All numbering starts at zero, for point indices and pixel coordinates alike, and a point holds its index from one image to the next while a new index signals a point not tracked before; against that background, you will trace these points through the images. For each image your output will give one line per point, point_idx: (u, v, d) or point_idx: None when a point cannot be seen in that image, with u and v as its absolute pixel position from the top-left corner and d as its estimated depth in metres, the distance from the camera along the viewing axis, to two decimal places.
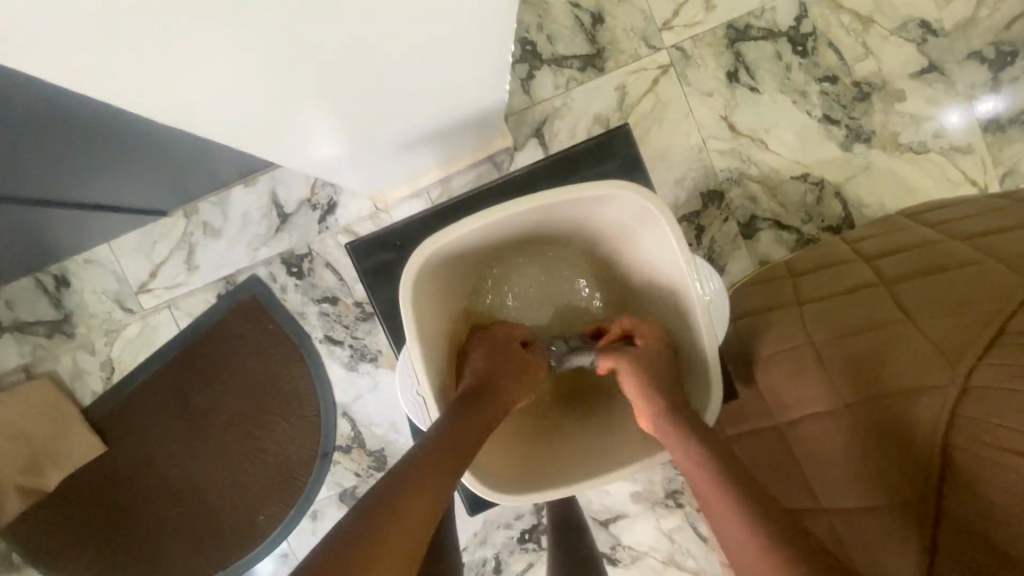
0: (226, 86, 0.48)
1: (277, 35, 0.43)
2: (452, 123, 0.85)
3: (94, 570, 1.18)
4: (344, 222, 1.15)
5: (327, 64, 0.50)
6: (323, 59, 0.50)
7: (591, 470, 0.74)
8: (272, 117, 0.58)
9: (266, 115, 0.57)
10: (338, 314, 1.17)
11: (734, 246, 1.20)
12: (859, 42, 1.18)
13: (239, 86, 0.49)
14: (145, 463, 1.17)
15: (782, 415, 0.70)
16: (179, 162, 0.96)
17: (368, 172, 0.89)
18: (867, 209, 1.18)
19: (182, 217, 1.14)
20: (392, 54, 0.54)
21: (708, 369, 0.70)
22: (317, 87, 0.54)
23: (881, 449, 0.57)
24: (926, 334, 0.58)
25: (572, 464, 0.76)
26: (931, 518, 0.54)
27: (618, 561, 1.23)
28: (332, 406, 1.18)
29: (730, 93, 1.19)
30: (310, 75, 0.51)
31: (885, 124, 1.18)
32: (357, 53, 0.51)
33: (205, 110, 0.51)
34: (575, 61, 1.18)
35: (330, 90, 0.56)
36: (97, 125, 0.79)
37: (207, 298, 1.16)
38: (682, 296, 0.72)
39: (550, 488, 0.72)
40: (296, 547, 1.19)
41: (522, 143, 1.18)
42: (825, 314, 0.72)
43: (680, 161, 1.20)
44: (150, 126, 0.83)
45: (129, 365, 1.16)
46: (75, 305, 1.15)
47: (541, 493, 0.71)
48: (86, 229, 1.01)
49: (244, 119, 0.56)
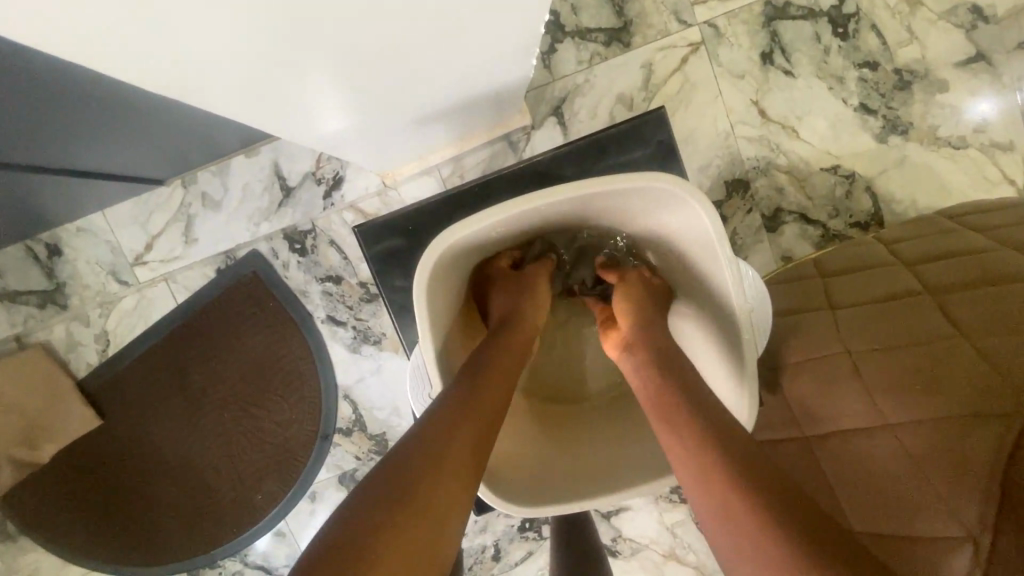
0: (234, 77, 0.46)
1: (284, 27, 0.41)
2: (471, 99, 0.79)
3: (90, 543, 1.17)
4: (350, 198, 1.10)
5: (334, 61, 0.49)
6: (334, 53, 0.48)
7: (622, 476, 0.71)
8: (278, 104, 0.56)
9: (272, 103, 0.55)
10: (342, 294, 1.12)
11: (757, 239, 1.15)
12: (903, 26, 1.10)
13: (248, 78, 0.47)
14: (141, 438, 1.14)
15: (812, 428, 0.68)
16: (178, 132, 0.90)
17: (380, 148, 0.84)
18: (898, 206, 1.12)
19: (181, 186, 1.09)
20: (402, 45, 0.52)
21: (743, 382, 0.66)
22: (327, 77, 0.53)
23: (926, 476, 0.55)
24: (984, 356, 0.55)
25: (599, 471, 0.73)
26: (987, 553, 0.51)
27: (618, 553, 1.22)
28: (333, 388, 1.15)
29: (762, 77, 1.12)
30: (314, 71, 0.50)
31: (924, 117, 1.11)
32: (364, 47, 0.49)
33: (214, 98, 0.50)
34: (599, 35, 1.11)
35: (336, 82, 0.55)
36: (76, 89, 0.71)
37: (205, 273, 1.11)
38: (719, 299, 0.68)
39: (579, 497, 0.70)
40: (294, 528, 1.18)
41: (540, 122, 1.11)
42: (865, 320, 0.68)
43: (704, 147, 1.13)
44: (141, 94, 0.77)
45: (125, 338, 1.12)
46: (68, 274, 1.10)
47: (567, 503, 0.69)
48: (79, 197, 0.96)
49: (249, 107, 0.54)
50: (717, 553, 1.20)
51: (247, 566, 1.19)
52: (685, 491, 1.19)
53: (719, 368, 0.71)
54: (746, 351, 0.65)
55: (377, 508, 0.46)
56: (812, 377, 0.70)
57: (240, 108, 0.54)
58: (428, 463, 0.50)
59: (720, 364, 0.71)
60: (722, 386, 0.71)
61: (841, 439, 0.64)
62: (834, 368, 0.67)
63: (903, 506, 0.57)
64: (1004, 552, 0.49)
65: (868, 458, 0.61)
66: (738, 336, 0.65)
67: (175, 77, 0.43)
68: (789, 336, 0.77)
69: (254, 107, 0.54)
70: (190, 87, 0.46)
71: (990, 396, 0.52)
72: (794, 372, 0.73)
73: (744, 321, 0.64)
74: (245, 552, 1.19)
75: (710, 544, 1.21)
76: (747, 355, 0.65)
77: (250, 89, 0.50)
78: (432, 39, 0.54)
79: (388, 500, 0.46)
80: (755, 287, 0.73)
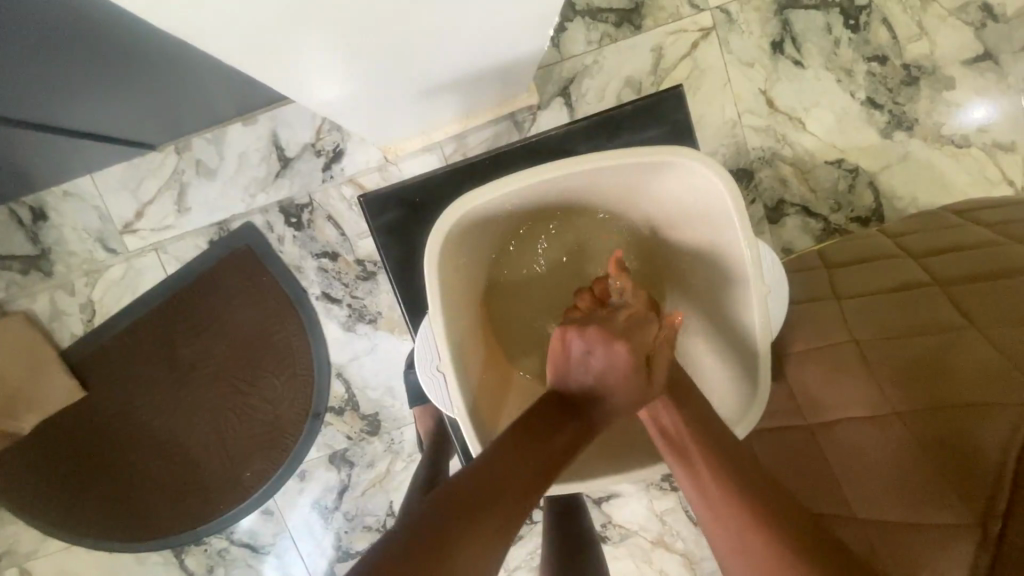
0: (255, 33, 0.46)
1: None
2: (482, 70, 0.77)
3: (72, 516, 1.14)
4: (349, 172, 1.07)
5: (344, 26, 0.49)
6: (356, 10, 0.47)
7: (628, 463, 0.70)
8: (294, 70, 0.56)
9: (288, 68, 0.55)
10: (337, 270, 1.10)
11: (759, 231, 1.14)
12: (914, 22, 1.10)
13: (269, 34, 0.47)
14: (127, 412, 1.11)
15: (816, 415, 0.69)
16: (175, 90, 0.87)
17: (383, 119, 0.82)
18: (900, 201, 1.12)
19: (174, 153, 1.06)
20: (413, 13, 0.51)
21: (757, 367, 0.66)
22: (347, 41, 0.52)
23: (935, 463, 0.56)
24: (995, 346, 0.55)
25: (604, 455, 0.72)
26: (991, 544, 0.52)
27: (607, 538, 1.22)
28: (327, 366, 1.13)
29: (772, 66, 1.11)
30: (328, 32, 0.49)
31: (929, 114, 1.11)
32: (384, 7, 0.48)
33: (231, 56, 0.50)
34: (610, 15, 1.09)
35: (344, 50, 0.54)
36: (48, 25, 0.66)
37: (198, 244, 1.08)
38: (736, 281, 0.67)
39: (584, 478, 0.69)
40: (282, 506, 1.16)
41: (546, 102, 1.10)
42: (874, 311, 0.68)
43: (711, 135, 1.12)
44: (129, 28, 0.72)
45: (111, 308, 1.09)
46: (54, 240, 1.06)
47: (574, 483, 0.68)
48: (69, 157, 0.93)
49: (266, 68, 0.53)
50: (705, 540, 1.21)
51: (232, 544, 1.17)
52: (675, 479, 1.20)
53: (730, 353, 0.71)
54: (761, 333, 0.64)
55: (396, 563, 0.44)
56: (819, 366, 0.70)
57: (255, 69, 0.53)
58: (465, 509, 0.49)
59: (733, 349, 0.70)
60: (734, 369, 0.70)
61: (846, 427, 0.65)
62: (843, 355, 0.68)
63: (908, 493, 0.58)
64: (1012, 542, 0.50)
65: (875, 446, 0.61)
66: (755, 319, 0.65)
67: (192, 23, 0.43)
68: (796, 326, 0.78)
69: (268, 69, 0.54)
70: (208, 38, 0.45)
71: (1001, 385, 0.52)
72: (802, 360, 0.74)
73: (761, 304, 0.64)
74: (230, 530, 1.16)
75: (698, 532, 1.22)
76: (761, 338, 0.64)
77: (268, 49, 0.49)
78: (445, 10, 0.53)
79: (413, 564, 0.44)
80: (773, 269, 0.73)
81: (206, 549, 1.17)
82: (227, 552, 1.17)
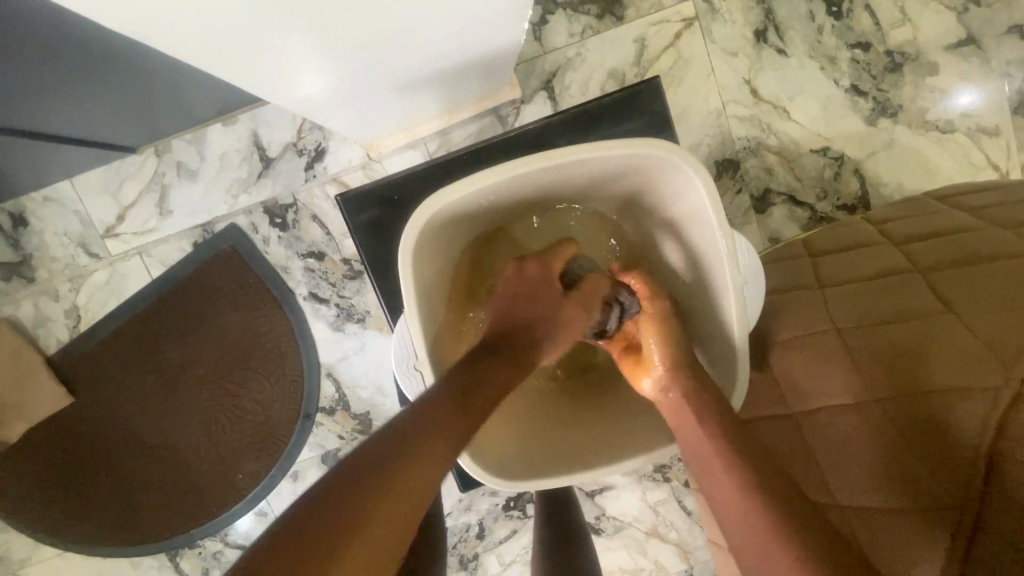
0: (227, 41, 0.46)
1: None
2: (460, 67, 0.76)
3: (63, 523, 1.14)
4: (333, 171, 1.07)
5: (318, 31, 0.49)
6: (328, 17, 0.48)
7: (618, 452, 0.70)
8: (270, 75, 0.56)
9: (264, 72, 0.55)
10: (324, 270, 1.09)
11: (745, 220, 1.14)
12: (896, 8, 1.09)
13: (242, 43, 0.47)
14: (116, 417, 1.11)
15: (797, 404, 0.69)
16: (154, 93, 0.87)
17: (362, 118, 0.82)
18: (885, 188, 1.12)
19: (154, 155, 1.05)
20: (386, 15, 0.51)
21: (735, 357, 0.65)
22: (322, 45, 0.53)
23: (915, 450, 0.56)
24: (975, 333, 0.55)
25: (594, 447, 0.72)
26: (969, 528, 0.53)
27: (601, 531, 1.22)
28: (316, 366, 1.13)
29: (756, 54, 1.11)
30: (302, 37, 0.50)
31: (913, 100, 1.11)
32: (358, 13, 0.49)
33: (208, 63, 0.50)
34: (592, 7, 1.08)
35: (319, 54, 0.54)
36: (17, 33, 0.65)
37: (183, 247, 1.08)
38: (713, 273, 0.67)
39: (575, 471, 0.69)
40: (276, 507, 1.15)
41: (530, 97, 1.09)
42: (855, 299, 0.68)
43: (697, 125, 1.12)
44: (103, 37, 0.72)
45: (96, 314, 1.08)
46: (35, 246, 1.06)
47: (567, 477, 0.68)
48: (48, 162, 0.92)
49: (242, 74, 0.54)
50: (698, 530, 1.22)
51: (227, 546, 1.17)
52: (668, 470, 1.20)
53: (709, 344, 0.71)
54: (738, 325, 0.64)
55: (357, 491, 0.45)
56: (801, 354, 0.71)
57: (232, 75, 0.54)
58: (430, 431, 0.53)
59: (711, 340, 0.70)
60: (715, 360, 0.70)
61: (826, 415, 0.65)
62: (823, 344, 0.68)
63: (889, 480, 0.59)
64: (992, 525, 0.52)
65: (853, 432, 0.62)
66: (732, 311, 0.64)
67: (164, 32, 0.43)
68: (779, 315, 0.78)
69: (245, 74, 0.54)
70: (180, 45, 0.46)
71: (978, 372, 0.53)
72: (782, 349, 0.74)
73: (737, 295, 0.64)
74: (225, 532, 1.16)
75: (691, 522, 1.22)
76: (737, 330, 0.64)
77: (243, 56, 0.50)
78: (418, 12, 0.53)
79: (375, 481, 0.46)
80: (751, 259, 0.73)
81: (201, 552, 1.17)
82: (222, 555, 1.17)
